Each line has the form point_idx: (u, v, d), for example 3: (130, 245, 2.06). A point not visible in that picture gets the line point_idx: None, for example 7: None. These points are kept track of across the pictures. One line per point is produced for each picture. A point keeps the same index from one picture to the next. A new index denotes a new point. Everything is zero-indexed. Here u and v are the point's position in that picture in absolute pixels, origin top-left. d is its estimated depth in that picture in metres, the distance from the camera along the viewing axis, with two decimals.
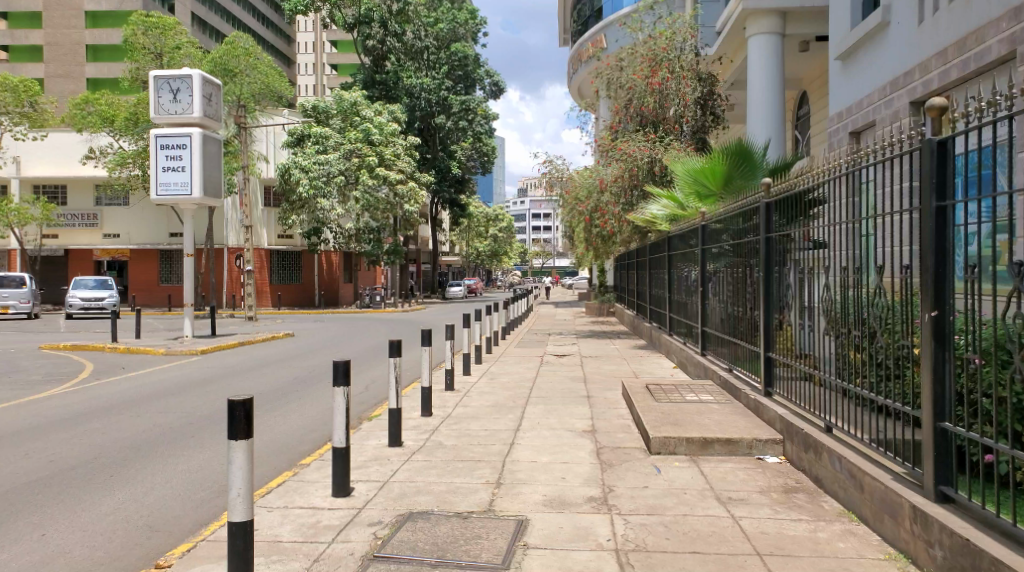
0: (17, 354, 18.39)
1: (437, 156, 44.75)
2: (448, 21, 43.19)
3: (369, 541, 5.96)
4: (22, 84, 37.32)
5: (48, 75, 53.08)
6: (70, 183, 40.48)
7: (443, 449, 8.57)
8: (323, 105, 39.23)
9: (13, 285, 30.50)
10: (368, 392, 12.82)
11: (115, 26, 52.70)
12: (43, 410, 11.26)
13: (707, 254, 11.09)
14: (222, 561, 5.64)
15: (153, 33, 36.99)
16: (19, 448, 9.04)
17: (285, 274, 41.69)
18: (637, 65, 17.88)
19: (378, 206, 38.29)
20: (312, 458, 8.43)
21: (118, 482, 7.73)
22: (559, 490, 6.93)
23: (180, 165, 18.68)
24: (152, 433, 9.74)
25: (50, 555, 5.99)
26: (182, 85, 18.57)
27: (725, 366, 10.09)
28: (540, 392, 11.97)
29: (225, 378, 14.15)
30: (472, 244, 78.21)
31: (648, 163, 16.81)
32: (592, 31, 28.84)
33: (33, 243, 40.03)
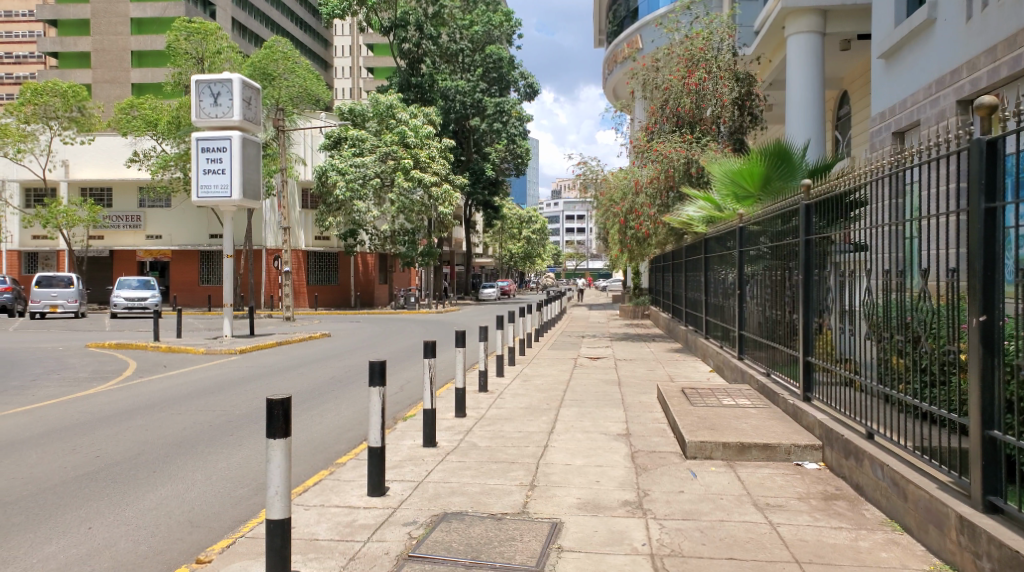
0: (63, 352, 18.74)
1: (471, 158, 45.15)
2: (483, 23, 43.11)
3: (404, 541, 5.96)
4: (71, 90, 38.60)
5: (96, 80, 54.33)
6: (116, 186, 41.24)
7: (477, 450, 8.57)
8: (360, 108, 39.52)
9: (61, 285, 31.18)
10: (403, 392, 12.86)
11: (160, 32, 53.63)
12: (88, 407, 11.47)
13: (745, 256, 10.94)
14: (260, 558, 5.69)
15: (195, 39, 37.45)
16: (65, 443, 9.21)
17: (323, 275, 42.08)
18: (673, 66, 17.75)
19: (413, 209, 38.40)
20: (348, 458, 8.47)
21: (159, 479, 7.82)
22: (594, 493, 6.89)
23: (220, 168, 18.93)
24: (192, 431, 9.86)
25: (96, 548, 6.09)
26: (223, 89, 18.81)
27: (762, 370, 9.95)
28: (575, 395, 11.92)
29: (262, 378, 14.30)
30: (506, 246, 78.26)
31: (685, 164, 16.69)
32: (629, 31, 28.63)
33: (80, 243, 40.94)
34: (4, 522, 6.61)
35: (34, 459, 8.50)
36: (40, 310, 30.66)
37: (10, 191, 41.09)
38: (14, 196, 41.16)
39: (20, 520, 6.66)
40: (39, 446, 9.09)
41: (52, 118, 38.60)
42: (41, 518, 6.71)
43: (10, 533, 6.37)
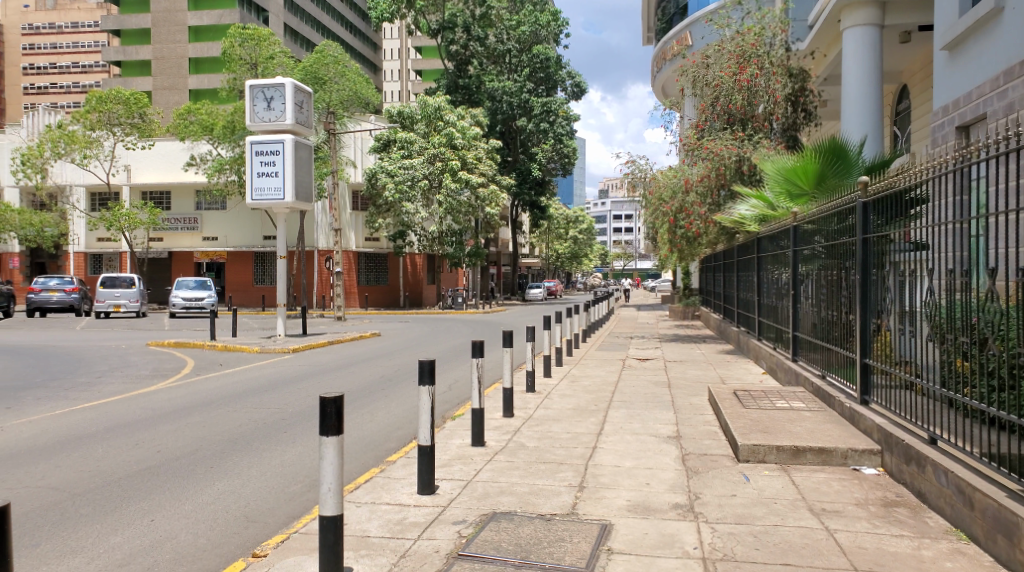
0: (125, 350, 19.22)
1: (518, 159, 44.93)
2: (530, 23, 42.76)
3: (453, 540, 5.94)
4: (133, 97, 39.62)
5: (156, 88, 55.78)
6: (174, 189, 42.17)
7: (525, 451, 8.54)
8: (408, 111, 39.69)
9: (124, 285, 32.02)
10: (451, 392, 12.88)
11: (216, 39, 54.71)
12: (148, 403, 11.73)
13: (799, 256, 10.73)
14: (313, 553, 5.72)
15: (249, 45, 38.10)
16: (127, 438, 9.42)
17: (372, 276, 42.52)
18: (723, 62, 17.44)
19: (461, 209, 38.53)
20: (398, 456, 8.50)
21: (217, 474, 7.93)
22: (644, 496, 6.80)
23: (274, 171, 19.22)
24: (248, 428, 10.00)
25: (158, 540, 6.21)
26: (276, 94, 19.10)
27: (818, 372, 9.72)
28: (624, 396, 11.81)
29: (315, 377, 14.45)
30: (552, 246, 77.96)
31: (736, 162, 16.55)
32: (677, 29, 28.25)
33: (141, 245, 42.00)
34: (70, 513, 6.77)
35: (97, 453, 8.70)
36: (104, 310, 31.49)
37: (76, 196, 42.42)
38: (80, 200, 42.50)
39: (87, 511, 6.82)
40: (101, 441, 9.30)
41: (116, 125, 39.59)
42: (106, 510, 6.86)
43: (77, 524, 6.52)
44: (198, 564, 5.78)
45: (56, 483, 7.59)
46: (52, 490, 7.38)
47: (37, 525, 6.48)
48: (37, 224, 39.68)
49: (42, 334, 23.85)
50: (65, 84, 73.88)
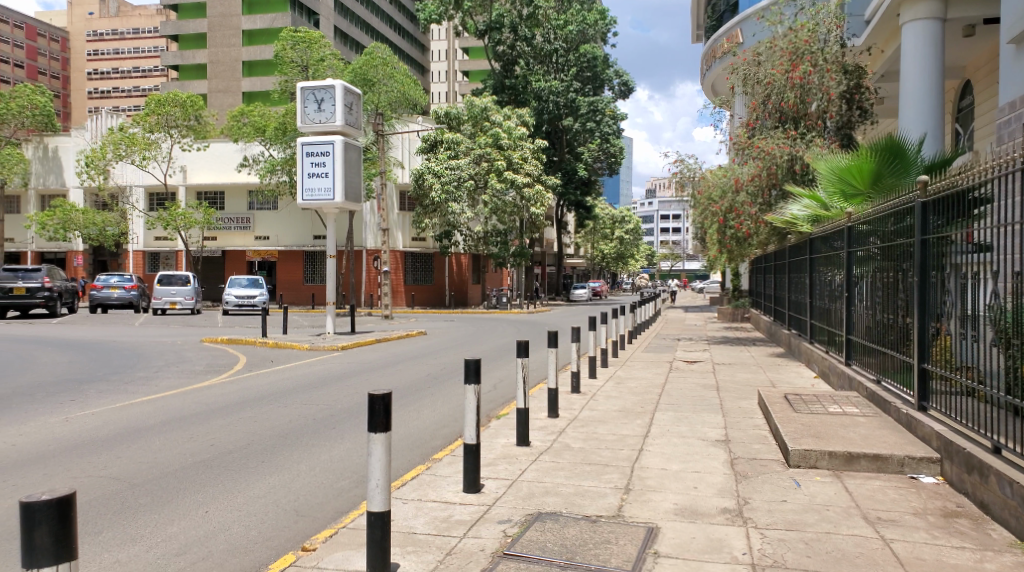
0: (179, 346, 19.60)
1: (564, 158, 44.75)
2: (578, 22, 42.46)
3: (498, 539, 5.92)
4: (190, 100, 40.73)
5: (211, 90, 56.81)
6: (227, 189, 42.90)
7: (571, 451, 8.48)
8: (455, 112, 39.91)
9: (179, 283, 32.69)
10: (496, 391, 12.86)
11: (268, 43, 55.67)
12: (203, 398, 11.92)
13: (854, 257, 10.48)
14: (361, 549, 5.74)
15: (300, 48, 38.64)
16: (183, 431, 9.58)
17: (419, 275, 42.80)
18: (776, 60, 17.12)
19: (506, 209, 38.60)
20: (444, 454, 8.50)
21: (268, 469, 8.03)
22: (691, 500, 6.69)
23: (324, 172, 19.44)
24: (298, 424, 10.10)
25: (212, 531, 6.29)
26: (326, 95, 19.32)
27: (872, 377, 9.48)
28: (671, 398, 11.68)
29: (363, 374, 14.56)
30: (597, 247, 77.41)
31: (788, 162, 16.26)
32: (727, 26, 27.83)
33: (196, 244, 42.86)
34: (130, 503, 6.89)
35: (155, 446, 8.86)
36: (161, 307, 32.19)
37: (135, 196, 43.41)
38: (139, 200, 43.53)
39: (146, 501, 6.94)
40: (159, 434, 9.48)
41: (173, 127, 40.92)
42: (164, 500, 6.98)
43: (134, 513, 6.64)
44: (251, 556, 5.84)
45: (117, 473, 7.75)
46: (113, 479, 7.54)
47: (97, 514, 6.60)
48: (99, 223, 40.68)
49: (102, 329, 24.52)
50: (125, 88, 75.93)
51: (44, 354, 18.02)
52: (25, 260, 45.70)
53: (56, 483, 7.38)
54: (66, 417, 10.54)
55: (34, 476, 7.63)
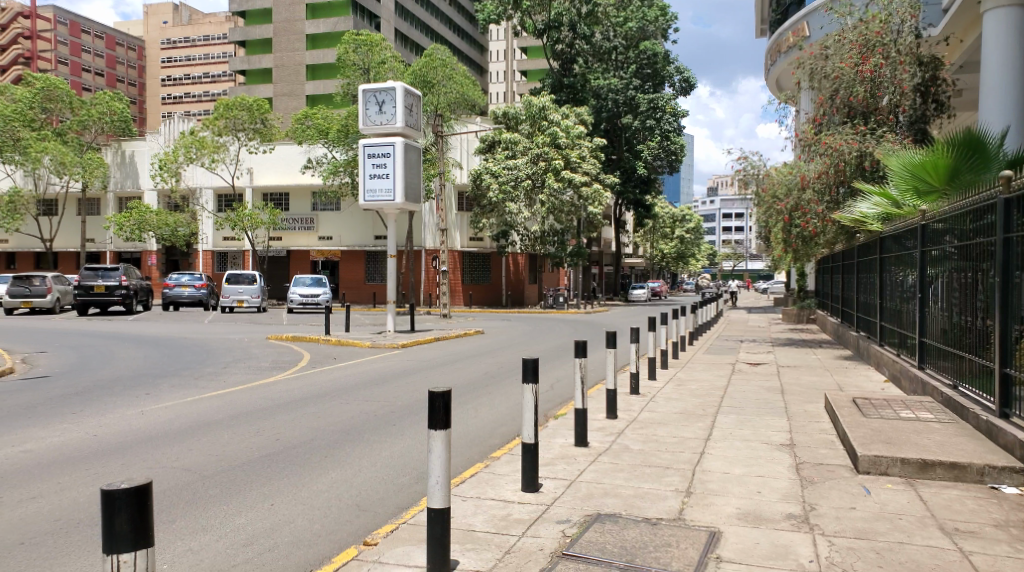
0: (246, 343, 19.96)
1: (624, 156, 44.22)
2: (638, 19, 42.39)
3: (558, 538, 5.85)
4: (256, 104, 41.92)
5: (277, 94, 57.88)
6: (292, 190, 43.62)
7: (630, 453, 8.35)
8: (513, 112, 39.99)
9: (245, 282, 33.37)
10: (553, 390, 12.80)
11: (330, 46, 56.51)
12: (269, 393, 12.13)
13: (928, 257, 10.13)
14: (421, 544, 5.74)
15: (362, 51, 39.16)
16: (250, 425, 9.75)
17: (477, 274, 42.91)
18: (844, 53, 16.67)
19: (563, 209, 38.47)
20: (502, 452, 8.47)
21: (330, 464, 8.08)
22: (755, 504, 6.51)
23: (385, 173, 19.61)
24: (358, 420, 10.16)
25: (278, 523, 6.36)
26: (387, 98, 19.48)
27: (948, 383, 9.12)
28: (733, 401, 11.44)
29: (422, 372, 14.61)
30: (656, 245, 76.40)
31: (857, 157, 15.73)
32: (793, 19, 27.21)
33: (262, 244, 43.66)
34: (200, 494, 7.01)
35: (223, 439, 9.00)
36: (229, 304, 32.94)
37: (204, 198, 44.64)
38: (208, 202, 44.66)
39: (216, 492, 7.07)
40: (228, 427, 9.65)
41: (240, 130, 42.25)
42: (233, 491, 7.09)
43: (205, 504, 6.75)
44: (314, 548, 5.88)
45: (189, 464, 7.91)
46: (185, 471, 7.70)
47: (170, 503, 6.74)
48: (171, 224, 41.97)
49: (174, 327, 25.19)
50: (196, 93, 77.73)
51: (120, 349, 18.61)
52: (104, 260, 47.36)
53: (131, 472, 7.57)
54: (141, 409, 10.82)
55: (112, 465, 7.84)
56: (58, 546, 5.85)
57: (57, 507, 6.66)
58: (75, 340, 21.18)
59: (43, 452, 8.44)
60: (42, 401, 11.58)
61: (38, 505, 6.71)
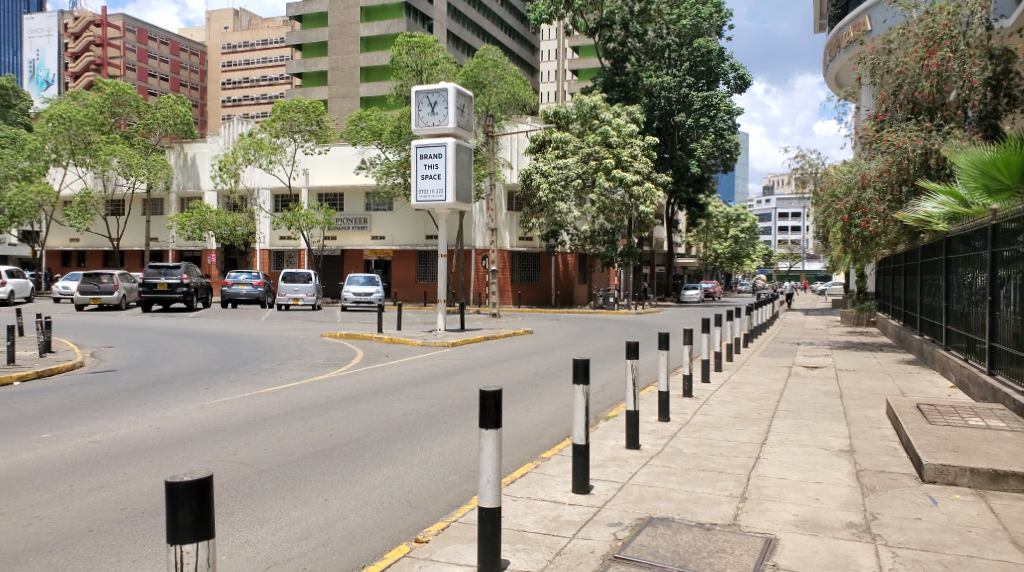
0: (301, 341, 20.22)
1: (676, 155, 43.77)
2: (691, 16, 41.58)
3: (609, 541, 5.74)
4: (312, 106, 42.51)
5: (332, 96, 58.51)
6: (347, 191, 44.11)
7: (683, 456, 8.19)
8: (564, 111, 40.03)
9: (301, 281, 33.77)
10: (604, 392, 12.65)
11: (384, 48, 57.01)
12: (324, 390, 12.23)
13: (998, 259, 9.75)
14: (472, 543, 5.67)
15: (415, 52, 39.33)
16: (305, 421, 9.82)
17: (526, 274, 42.80)
18: (909, 47, 16.16)
19: (614, 208, 38.15)
20: (553, 452, 8.37)
21: (383, 460, 8.08)
22: (813, 512, 6.31)
23: (437, 173, 19.68)
24: (410, 418, 10.16)
25: (331, 518, 6.36)
26: (439, 99, 19.51)
27: (1021, 390, 8.75)
28: (790, 405, 11.18)
29: (472, 371, 14.59)
30: (710, 245, 75.22)
31: (922, 155, 15.19)
32: (852, 15, 26.60)
33: (317, 244, 44.18)
34: (258, 487, 7.06)
35: (279, 434, 9.09)
36: (285, 302, 33.47)
37: (262, 198, 45.39)
38: (265, 202, 45.40)
39: (272, 486, 7.11)
40: (283, 423, 9.74)
41: (296, 132, 42.83)
42: (288, 486, 7.13)
43: (262, 498, 6.79)
44: (367, 544, 5.87)
45: (246, 459, 7.98)
46: (242, 464, 7.77)
47: (229, 496, 6.80)
48: (231, 224, 42.70)
49: (232, 324, 25.63)
50: (255, 96, 79.00)
51: (182, 345, 19.02)
52: (167, 259, 48.53)
53: (191, 465, 7.66)
54: (200, 404, 10.99)
55: (174, 458, 7.95)
56: (124, 535, 5.94)
57: (123, 497, 6.78)
58: (139, 335, 21.74)
59: (110, 443, 8.62)
60: (108, 394, 11.87)
61: (105, 495, 6.83)
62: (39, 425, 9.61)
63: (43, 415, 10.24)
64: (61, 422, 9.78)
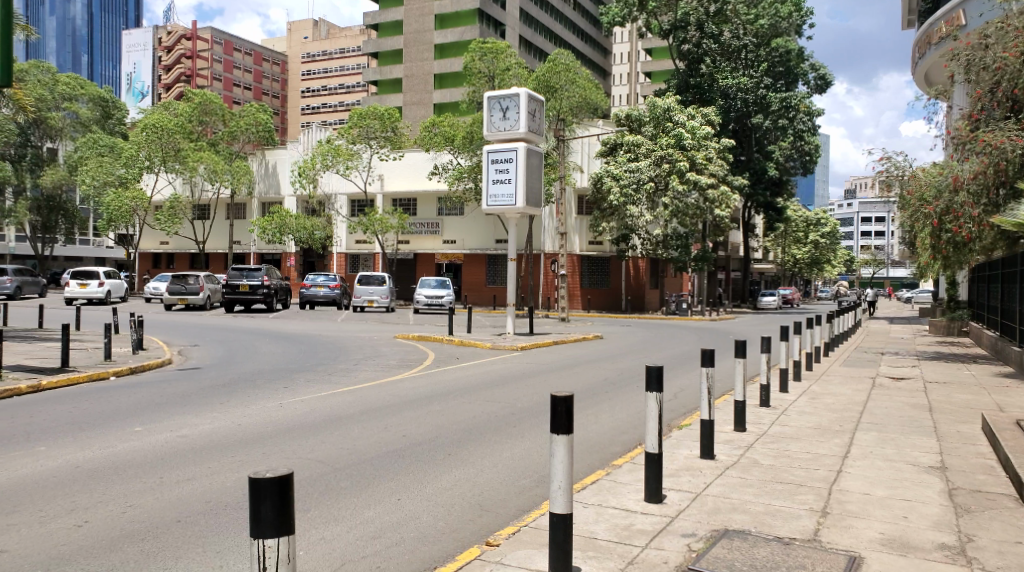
0: (375, 342, 20.39)
1: (753, 158, 42.86)
2: (770, 16, 40.44)
3: (683, 552, 5.53)
4: (387, 113, 42.82)
5: (405, 103, 59.25)
6: (420, 196, 44.60)
7: (760, 468, 7.87)
8: (637, 114, 39.43)
9: (375, 283, 34.24)
10: (678, 400, 12.34)
11: (457, 55, 57.54)
12: (397, 390, 12.25)
13: None
14: (543, 548, 5.53)
15: (488, 58, 39.59)
16: (378, 421, 9.83)
17: (596, 279, 42.48)
18: (1008, 42, 15.25)
19: (688, 212, 37.43)
20: (625, 460, 8.16)
21: (455, 462, 8.01)
22: (901, 531, 5.97)
23: (507, 178, 19.63)
24: (482, 420, 10.07)
25: (404, 518, 6.29)
26: (511, 104, 19.43)
27: None
28: (874, 417, 10.70)
29: (542, 375, 14.41)
30: (789, 250, 73.38)
31: (1021, 156, 14.19)
32: (946, 8, 25.61)
33: (391, 247, 44.77)
34: (334, 485, 7.06)
35: (354, 434, 9.08)
36: (360, 304, 33.87)
37: (339, 203, 46.22)
38: (342, 207, 46.25)
39: (347, 485, 7.10)
40: (358, 422, 9.75)
41: (373, 139, 43.31)
42: (363, 485, 7.10)
43: (337, 495, 6.78)
44: (438, 545, 5.78)
45: (322, 457, 8.01)
46: (318, 462, 7.78)
47: (305, 493, 6.81)
48: (309, 228, 43.67)
49: (310, 325, 26.08)
50: (333, 103, 80.54)
51: (263, 344, 19.43)
52: (248, 261, 49.84)
53: (270, 461, 7.72)
54: (279, 402, 11.13)
55: (254, 454, 8.01)
56: (207, 527, 5.98)
57: (206, 490, 6.85)
58: (223, 334, 22.31)
59: (195, 437, 8.77)
60: (194, 390, 12.15)
61: (191, 487, 6.92)
62: (130, 419, 9.85)
63: (133, 408, 10.51)
64: (150, 416, 10.01)
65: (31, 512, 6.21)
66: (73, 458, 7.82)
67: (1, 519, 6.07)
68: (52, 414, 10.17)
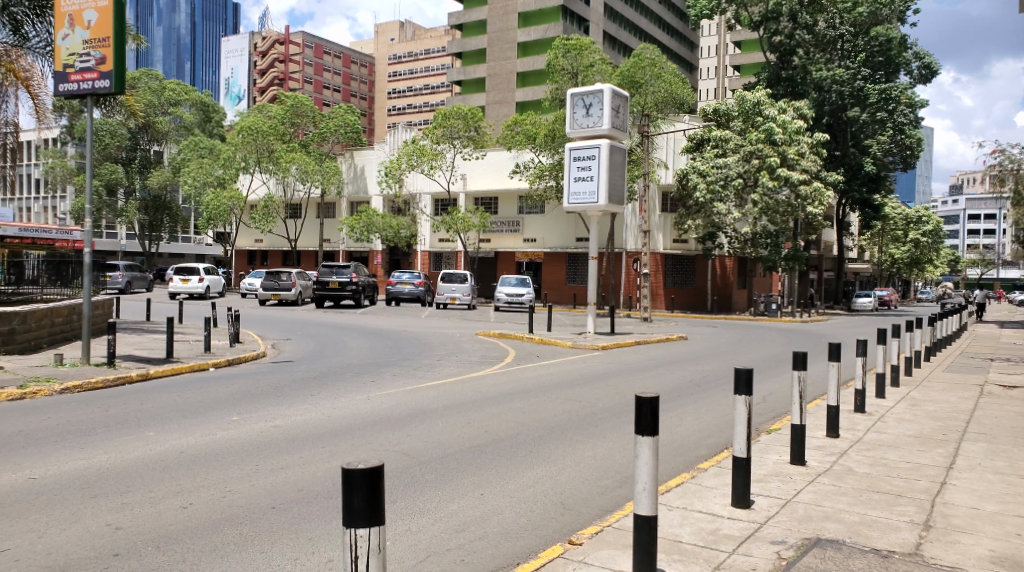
0: (458, 338, 20.38)
1: (849, 153, 41.13)
2: (869, 3, 38.82)
3: (774, 559, 5.20)
4: (470, 112, 42.93)
5: (489, 102, 59.44)
6: (502, 195, 44.60)
7: (855, 476, 7.40)
8: (724, 108, 38.50)
9: (457, 281, 34.38)
10: (767, 403, 11.83)
11: (541, 53, 57.34)
12: (478, 386, 12.12)
13: None
14: (628, 549, 5.26)
15: (571, 55, 39.13)
16: (462, 416, 9.72)
17: (680, 278, 41.72)
18: None
19: (779, 209, 36.22)
20: (711, 463, 7.81)
21: (537, 459, 7.80)
22: (1015, 549, 5.47)
23: (589, 175, 19.30)
24: (565, 418, 9.83)
25: (487, 513, 6.12)
26: (595, 100, 19.12)
27: None
28: (981, 427, 10.01)
29: (623, 375, 14.06)
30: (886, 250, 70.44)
31: None
32: None
33: (473, 246, 44.97)
34: (419, 478, 6.95)
35: (439, 428, 8.97)
36: (442, 301, 34.06)
37: (423, 203, 46.73)
38: (426, 206, 46.81)
39: (432, 478, 6.97)
40: (441, 417, 9.63)
41: (456, 138, 43.46)
42: (448, 478, 6.97)
43: (421, 488, 6.66)
44: (521, 542, 5.57)
45: (408, 449, 7.91)
46: (403, 455, 7.68)
47: (391, 485, 6.71)
48: (394, 227, 44.37)
49: (395, 321, 26.28)
50: (418, 103, 81.38)
51: (351, 340, 19.65)
52: (337, 259, 50.87)
53: (358, 452, 7.66)
54: (366, 394, 11.16)
55: (342, 445, 7.98)
56: (302, 514, 5.93)
57: (299, 479, 6.81)
58: (315, 329, 22.69)
59: (288, 428, 8.81)
60: (286, 382, 12.31)
61: (285, 475, 6.90)
62: (229, 408, 10.00)
63: (231, 398, 10.69)
64: (247, 406, 10.15)
65: (139, 492, 6.28)
66: (177, 443, 7.95)
67: (112, 498, 6.15)
68: (157, 401, 10.42)
